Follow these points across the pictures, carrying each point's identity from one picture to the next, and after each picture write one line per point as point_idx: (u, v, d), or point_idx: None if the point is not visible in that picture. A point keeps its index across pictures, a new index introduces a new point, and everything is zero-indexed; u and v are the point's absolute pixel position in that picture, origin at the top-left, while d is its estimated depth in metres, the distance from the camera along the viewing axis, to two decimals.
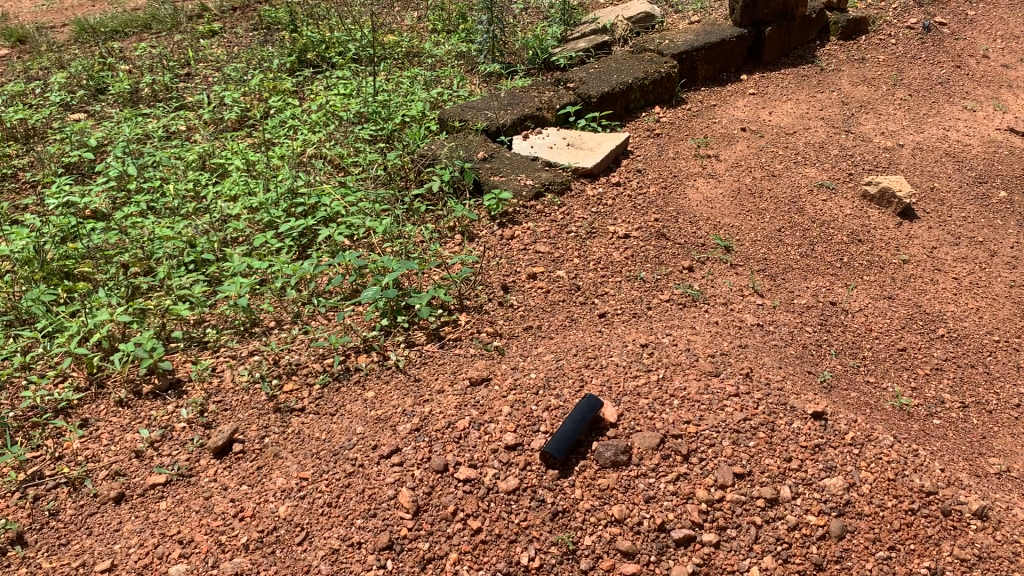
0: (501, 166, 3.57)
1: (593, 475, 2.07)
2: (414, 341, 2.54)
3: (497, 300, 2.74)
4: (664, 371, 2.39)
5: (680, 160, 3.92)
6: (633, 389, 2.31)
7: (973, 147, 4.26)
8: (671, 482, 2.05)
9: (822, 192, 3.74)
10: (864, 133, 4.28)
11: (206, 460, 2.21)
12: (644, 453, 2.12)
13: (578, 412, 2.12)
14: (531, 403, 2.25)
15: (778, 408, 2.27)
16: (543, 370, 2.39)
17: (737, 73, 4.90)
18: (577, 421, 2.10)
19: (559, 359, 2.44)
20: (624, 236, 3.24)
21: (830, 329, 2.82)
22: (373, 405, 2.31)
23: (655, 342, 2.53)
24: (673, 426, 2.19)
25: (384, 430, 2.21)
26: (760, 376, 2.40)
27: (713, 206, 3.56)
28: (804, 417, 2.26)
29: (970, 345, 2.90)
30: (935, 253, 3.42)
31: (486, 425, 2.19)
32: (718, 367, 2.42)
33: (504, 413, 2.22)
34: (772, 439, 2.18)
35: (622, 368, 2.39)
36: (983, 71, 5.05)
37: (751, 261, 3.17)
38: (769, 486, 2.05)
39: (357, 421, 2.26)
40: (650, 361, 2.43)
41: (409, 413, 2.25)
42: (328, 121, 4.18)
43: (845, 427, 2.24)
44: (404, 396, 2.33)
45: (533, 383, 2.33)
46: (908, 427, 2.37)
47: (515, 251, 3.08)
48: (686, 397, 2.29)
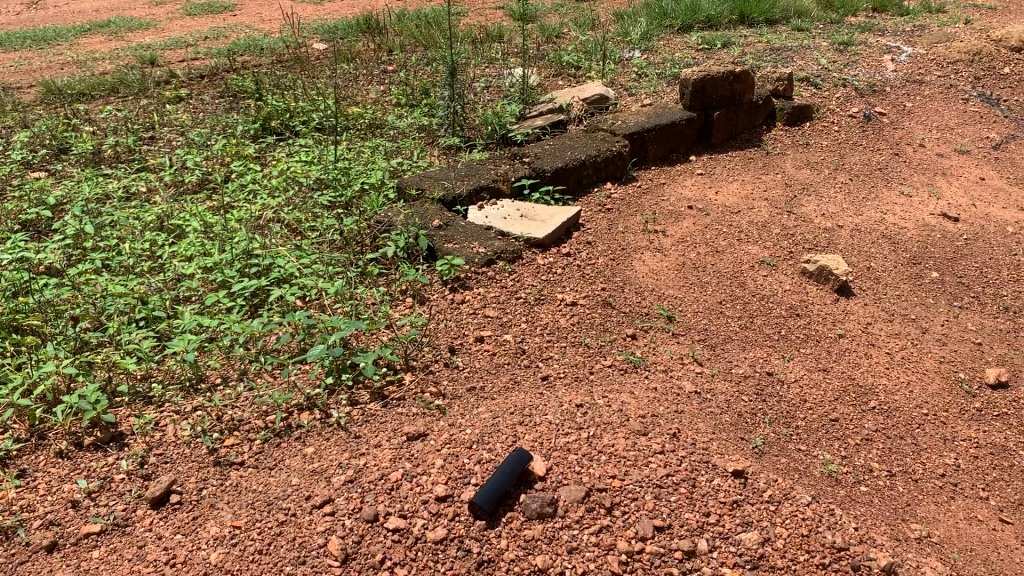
0: (455, 234, 3.67)
1: (519, 526, 2.11)
2: (357, 398, 2.59)
3: (442, 362, 2.80)
4: (595, 429, 2.46)
5: (628, 234, 4.06)
6: (564, 445, 2.38)
7: (908, 229, 4.46)
8: (594, 533, 2.11)
9: (762, 268, 3.89)
10: (804, 213, 4.47)
11: (142, 511, 2.21)
12: (570, 506, 2.17)
13: (505, 464, 2.19)
14: (464, 457, 2.30)
15: (700, 465, 2.36)
16: (479, 426, 2.45)
17: (687, 154, 5.10)
18: (503, 472, 2.16)
19: (497, 417, 2.50)
20: (571, 303, 3.34)
21: (765, 399, 2.92)
22: (311, 458, 2.34)
23: (591, 403, 2.61)
24: (599, 480, 2.26)
25: (318, 481, 2.24)
26: (689, 437, 2.49)
27: (658, 278, 3.69)
28: (725, 474, 2.34)
29: (901, 418, 3.01)
30: (870, 329, 3.56)
31: (419, 477, 2.23)
32: (649, 428, 2.50)
33: (437, 465, 2.27)
34: (696, 495, 2.25)
35: (556, 426, 2.46)
36: (919, 159, 5.32)
37: (692, 331, 3.29)
38: (689, 540, 2.11)
39: (294, 473, 2.29)
40: (583, 420, 2.50)
41: (344, 465, 2.29)
42: (287, 187, 4.27)
43: (765, 486, 2.33)
44: (342, 450, 2.36)
45: (468, 438, 2.39)
46: (835, 492, 2.46)
47: (464, 315, 3.16)
48: (614, 454, 2.36)
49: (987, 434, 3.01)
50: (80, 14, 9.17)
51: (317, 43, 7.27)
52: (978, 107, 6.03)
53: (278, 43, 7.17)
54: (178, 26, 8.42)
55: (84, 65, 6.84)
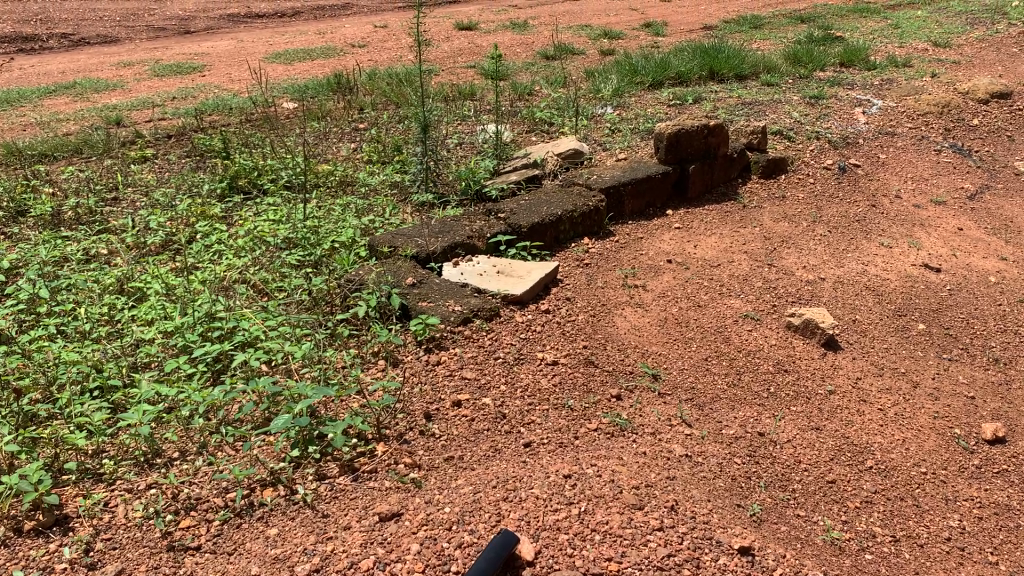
0: (430, 292, 3.52)
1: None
2: (325, 472, 2.41)
3: (417, 429, 2.63)
4: (587, 503, 2.30)
5: (608, 290, 3.95)
6: (553, 523, 2.23)
7: (891, 281, 4.38)
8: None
9: (747, 322, 3.78)
10: (786, 266, 4.39)
11: None
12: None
13: (487, 551, 2.01)
14: (444, 540, 2.15)
15: (704, 543, 2.22)
16: (458, 503, 2.29)
17: (663, 208, 5.03)
18: (485, 561, 1.99)
19: (478, 492, 2.34)
20: (551, 362, 3.19)
21: (759, 461, 2.79)
22: (275, 542, 2.15)
23: (580, 472, 2.45)
24: (594, 564, 2.10)
25: (282, 571, 2.05)
26: (687, 509, 2.35)
27: (641, 334, 3.57)
28: (731, 552, 2.21)
29: (899, 478, 2.89)
30: (860, 384, 3.46)
31: (393, 564, 2.07)
32: (643, 500, 2.35)
33: (413, 550, 2.10)
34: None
35: (543, 501, 2.30)
36: (897, 210, 5.28)
37: (679, 390, 3.16)
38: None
39: (254, 560, 2.10)
40: (573, 493, 2.35)
41: (311, 552, 2.11)
42: (254, 247, 4.12)
43: (773, 564, 2.20)
44: (308, 533, 2.18)
45: (447, 517, 2.22)
46: (840, 563, 2.31)
47: (440, 377, 2.99)
48: (608, 532, 2.21)
49: (990, 493, 2.89)
50: (46, 76, 9.06)
51: (287, 102, 7.18)
52: (950, 158, 6.05)
53: (247, 103, 7.08)
54: (145, 87, 8.33)
55: (48, 126, 6.69)
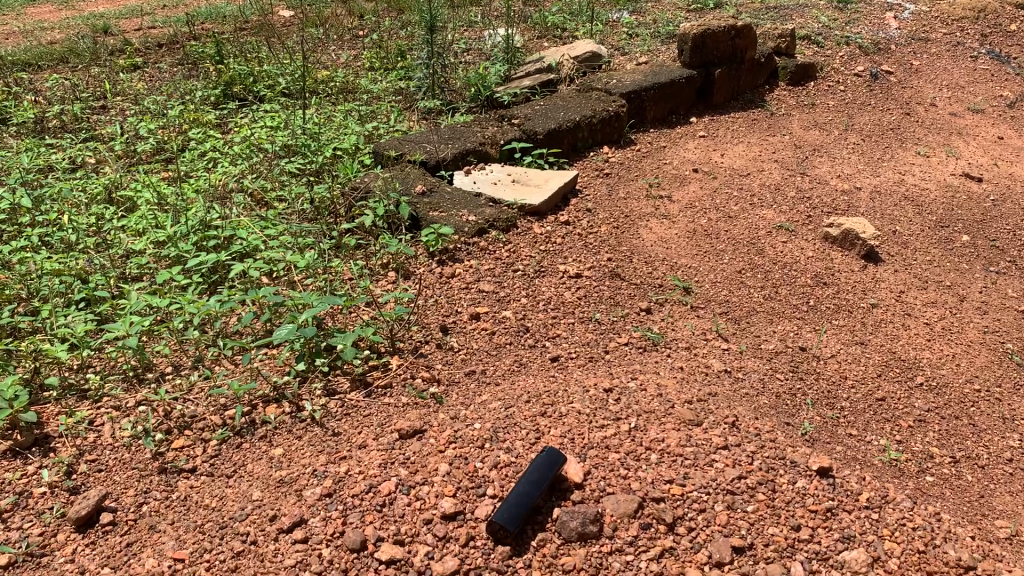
0: (441, 201, 3.25)
1: (553, 552, 1.75)
2: (335, 387, 2.19)
3: (434, 343, 2.41)
4: (637, 420, 2.13)
5: (631, 200, 3.68)
6: (601, 441, 2.04)
7: (931, 190, 4.11)
8: (648, 559, 1.76)
9: (781, 234, 3.53)
10: (819, 176, 4.12)
11: (64, 535, 1.80)
12: (618, 522, 1.82)
13: (532, 472, 1.82)
14: (476, 460, 1.95)
15: (777, 464, 2.04)
16: (488, 420, 2.08)
17: (686, 116, 4.71)
18: (531, 483, 1.79)
19: (509, 408, 2.14)
20: (575, 275, 2.94)
21: (803, 378, 2.58)
22: (279, 464, 1.95)
23: (622, 387, 2.27)
24: (654, 487, 1.92)
25: (287, 498, 1.85)
26: (748, 427, 2.16)
27: (668, 246, 3.32)
28: (809, 474, 2.02)
29: (951, 395, 2.68)
30: (904, 297, 3.22)
31: (418, 488, 1.87)
32: (700, 416, 2.18)
33: (442, 472, 1.91)
34: (781, 505, 1.92)
35: (587, 417, 2.12)
36: (933, 119, 4.97)
37: (713, 304, 2.92)
38: (785, 561, 1.78)
39: (256, 484, 1.90)
40: (619, 409, 2.17)
41: (320, 474, 1.91)
42: (251, 154, 3.84)
43: (857, 487, 2.02)
44: (317, 453, 1.98)
45: (477, 435, 2.02)
46: (903, 485, 2.11)
47: (456, 290, 2.75)
48: (665, 451, 2.03)
49: None
50: None
51: (283, 9, 6.78)
52: (987, 65, 5.70)
53: (242, 10, 6.68)
54: None
55: (31, 35, 6.32)
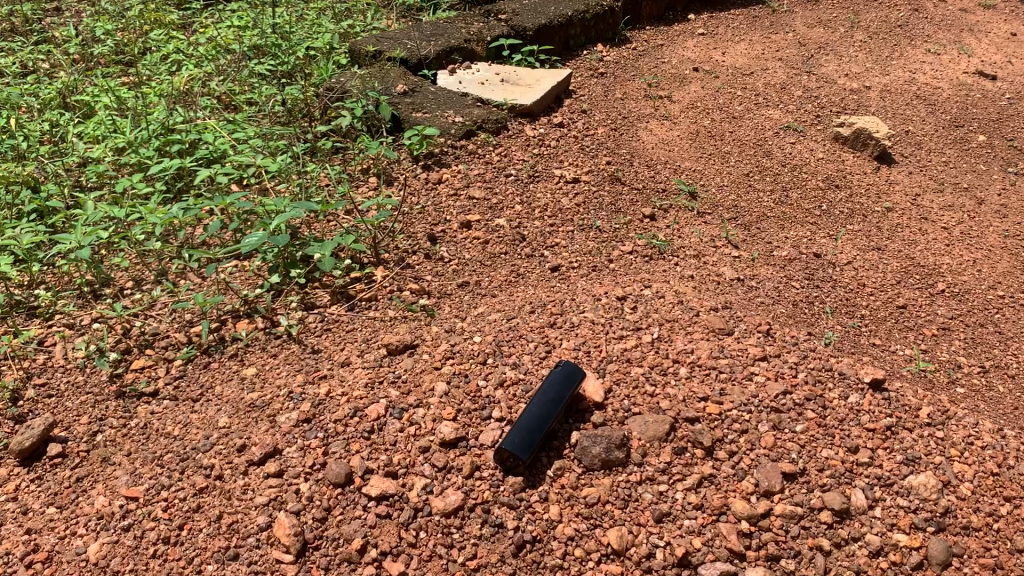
0: (424, 101, 3.00)
1: (574, 484, 1.61)
2: (312, 301, 1.99)
3: (423, 254, 2.20)
4: (660, 330, 1.98)
5: (629, 101, 3.44)
6: (622, 354, 1.89)
7: (943, 89, 3.88)
8: (685, 488, 1.62)
9: (788, 135, 3.32)
10: (826, 74, 3.88)
11: (7, 469, 1.65)
12: (647, 447, 1.68)
13: (546, 391, 1.65)
14: (479, 377, 1.78)
15: (825, 378, 1.90)
16: (490, 332, 1.92)
17: (684, 13, 4.42)
18: (544, 404, 1.63)
19: (512, 321, 1.96)
20: (572, 180, 2.72)
21: (820, 285, 2.40)
22: (252, 385, 1.77)
23: (637, 294, 2.11)
24: (688, 406, 1.77)
25: (259, 424, 1.68)
26: (784, 334, 2.03)
27: (671, 148, 3.10)
28: (861, 388, 1.88)
29: (974, 302, 2.51)
30: (920, 201, 3.03)
31: (412, 412, 1.70)
32: (730, 324, 2.03)
33: (439, 392, 1.74)
34: (835, 424, 1.78)
35: (602, 327, 1.97)
36: (942, 15, 4.70)
37: (720, 209, 2.72)
38: (846, 489, 1.65)
39: (225, 408, 1.72)
40: (638, 318, 2.01)
41: (296, 398, 1.73)
42: (217, 56, 3.54)
43: (915, 401, 1.88)
44: (294, 373, 1.79)
45: (477, 350, 1.85)
46: (936, 398, 1.93)
47: (444, 198, 2.52)
48: (696, 364, 1.88)
49: None
50: None
51: None
52: None
53: None
54: None
55: None
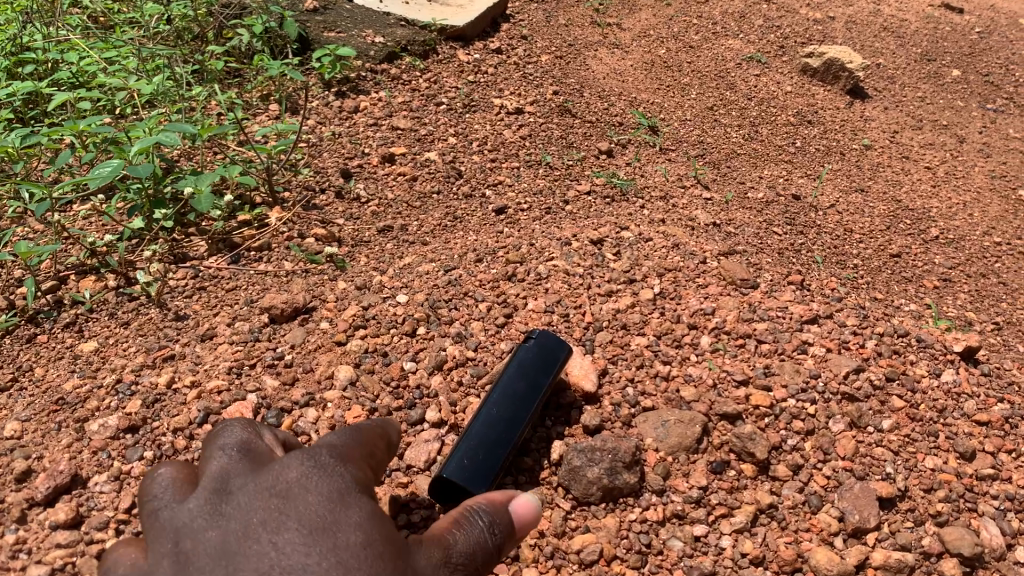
0: (339, 20, 2.56)
1: (560, 530, 1.21)
2: (185, 253, 1.64)
3: (334, 192, 1.83)
4: (660, 283, 1.65)
5: (574, 27, 3.04)
6: (618, 318, 1.55)
7: (910, 22, 3.57)
8: (734, 532, 1.23)
9: (751, 66, 2.97)
10: (787, 4, 3.52)
11: None
12: (671, 464, 1.30)
13: (512, 376, 1.27)
14: (404, 358, 1.42)
15: (903, 345, 1.59)
16: (416, 290, 1.57)
17: None
18: (510, 394, 1.25)
19: (451, 272, 1.62)
20: (516, 111, 2.32)
21: (804, 232, 2.06)
22: (86, 366, 1.40)
23: (617, 237, 1.77)
24: (725, 397, 1.41)
25: (61, 435, 1.28)
26: (822, 288, 1.75)
27: (624, 79, 2.72)
28: (952, 359, 1.58)
29: (972, 250, 2.21)
30: (898, 138, 2.73)
31: (295, 420, 1.31)
32: (753, 276, 1.72)
33: (341, 381, 1.37)
34: (933, 416, 1.45)
35: (578, 284, 1.62)
36: None
37: (685, 146, 2.37)
38: (971, 521, 1.28)
39: (35, 404, 1.34)
40: (626, 267, 1.68)
41: (122, 393, 1.35)
42: None
43: (1019, 379, 1.60)
44: (136, 351, 1.43)
45: (397, 313, 1.50)
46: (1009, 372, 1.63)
47: (362, 127, 2.11)
48: (720, 332, 1.55)
49: None
50: None
51: None
52: None
53: None
54: None
55: None
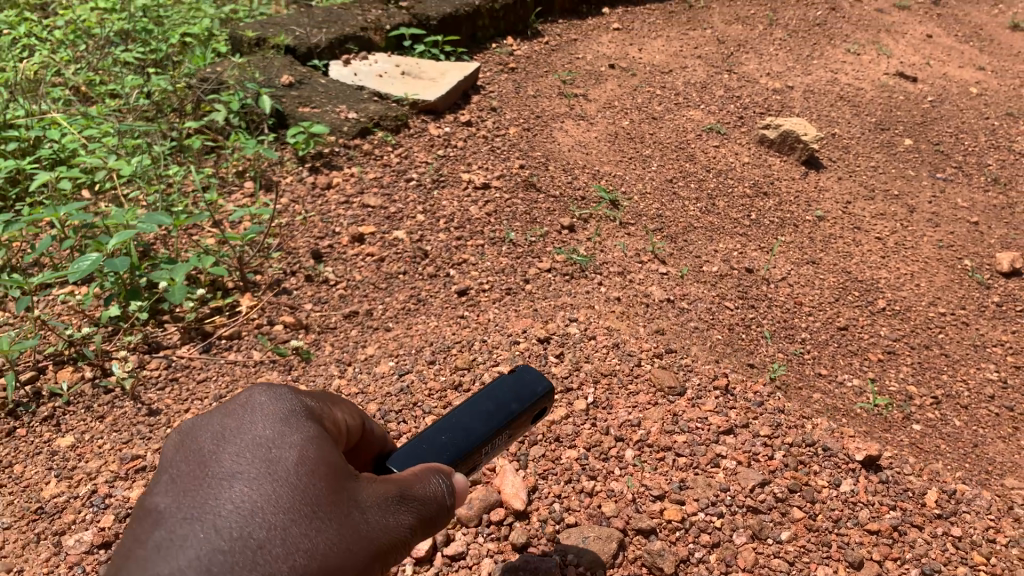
0: (314, 95, 2.67)
1: None
2: (158, 341, 1.73)
3: (302, 275, 1.93)
4: (594, 392, 1.72)
5: (542, 98, 3.17)
6: (548, 430, 1.63)
7: (866, 91, 3.73)
8: None
9: (711, 137, 3.10)
10: (747, 74, 3.68)
11: None
12: None
13: (489, 393, 0.97)
14: None
15: (807, 453, 1.66)
16: (371, 390, 1.64)
17: (598, 9, 4.21)
18: (483, 414, 0.95)
19: (404, 377, 1.68)
20: (482, 185, 2.43)
21: (755, 306, 2.17)
22: (62, 464, 1.50)
23: (560, 335, 1.84)
24: (640, 513, 1.48)
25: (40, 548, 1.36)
26: (746, 392, 1.79)
27: (588, 151, 2.84)
28: (852, 469, 1.64)
29: (918, 322, 2.32)
30: (851, 209, 2.85)
31: None
32: (682, 381, 1.78)
33: None
34: (829, 526, 1.52)
35: None
36: (860, 17, 4.58)
37: (644, 220, 2.48)
38: None
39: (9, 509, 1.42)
40: (564, 373, 1.75)
41: (96, 505, 1.41)
42: (78, 43, 3.12)
43: (919, 484, 1.64)
44: (105, 454, 1.51)
45: None
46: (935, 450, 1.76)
47: (333, 206, 2.22)
48: (644, 444, 1.63)
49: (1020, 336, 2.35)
50: None
51: None
52: None
53: None
54: None
55: None
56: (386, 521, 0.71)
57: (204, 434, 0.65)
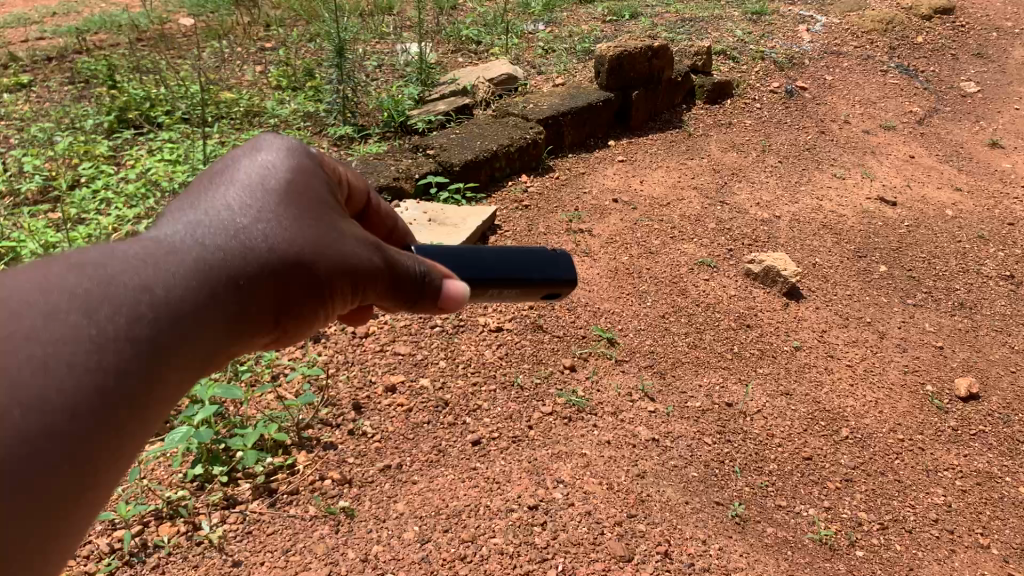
0: None
1: None
2: (235, 497, 2.12)
3: (345, 429, 2.35)
4: (565, 562, 2.02)
5: (551, 235, 3.57)
6: None
7: (848, 217, 4.11)
8: None
9: (701, 271, 3.49)
10: (739, 204, 4.08)
11: None
12: None
13: (527, 251, 1.23)
14: None
15: None
16: (403, 545, 2.02)
17: (604, 139, 4.66)
18: (504, 259, 1.22)
19: (426, 545, 2.03)
20: (496, 328, 2.83)
21: (730, 441, 2.53)
22: None
23: (548, 502, 2.17)
24: None
25: None
26: (682, 554, 2.09)
27: (590, 288, 3.22)
28: None
29: (878, 449, 2.65)
30: (827, 337, 3.20)
31: None
32: (633, 549, 2.08)
33: None
34: None
35: (511, 555, 2.02)
36: (848, 138, 4.98)
37: (637, 357, 2.85)
38: None
39: None
40: (546, 544, 2.06)
41: None
42: (148, 194, 3.61)
43: None
44: None
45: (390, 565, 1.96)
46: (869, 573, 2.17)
47: (370, 356, 2.63)
48: None
49: (969, 460, 2.69)
50: None
51: (183, 17, 6.75)
52: (897, 79, 5.74)
53: (138, 21, 6.46)
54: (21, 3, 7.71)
55: None
56: (355, 247, 1.03)
57: (223, 165, 1.02)
